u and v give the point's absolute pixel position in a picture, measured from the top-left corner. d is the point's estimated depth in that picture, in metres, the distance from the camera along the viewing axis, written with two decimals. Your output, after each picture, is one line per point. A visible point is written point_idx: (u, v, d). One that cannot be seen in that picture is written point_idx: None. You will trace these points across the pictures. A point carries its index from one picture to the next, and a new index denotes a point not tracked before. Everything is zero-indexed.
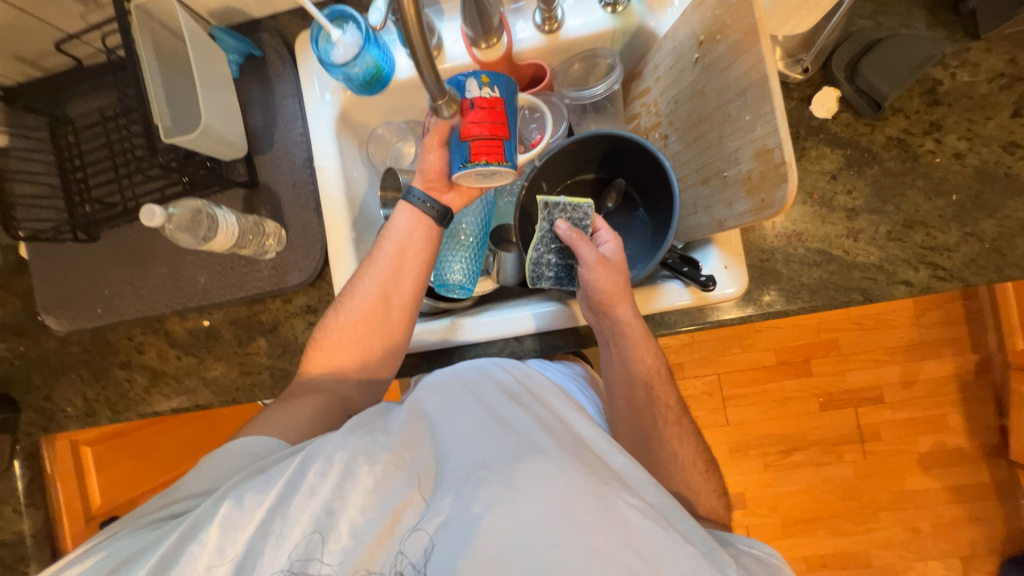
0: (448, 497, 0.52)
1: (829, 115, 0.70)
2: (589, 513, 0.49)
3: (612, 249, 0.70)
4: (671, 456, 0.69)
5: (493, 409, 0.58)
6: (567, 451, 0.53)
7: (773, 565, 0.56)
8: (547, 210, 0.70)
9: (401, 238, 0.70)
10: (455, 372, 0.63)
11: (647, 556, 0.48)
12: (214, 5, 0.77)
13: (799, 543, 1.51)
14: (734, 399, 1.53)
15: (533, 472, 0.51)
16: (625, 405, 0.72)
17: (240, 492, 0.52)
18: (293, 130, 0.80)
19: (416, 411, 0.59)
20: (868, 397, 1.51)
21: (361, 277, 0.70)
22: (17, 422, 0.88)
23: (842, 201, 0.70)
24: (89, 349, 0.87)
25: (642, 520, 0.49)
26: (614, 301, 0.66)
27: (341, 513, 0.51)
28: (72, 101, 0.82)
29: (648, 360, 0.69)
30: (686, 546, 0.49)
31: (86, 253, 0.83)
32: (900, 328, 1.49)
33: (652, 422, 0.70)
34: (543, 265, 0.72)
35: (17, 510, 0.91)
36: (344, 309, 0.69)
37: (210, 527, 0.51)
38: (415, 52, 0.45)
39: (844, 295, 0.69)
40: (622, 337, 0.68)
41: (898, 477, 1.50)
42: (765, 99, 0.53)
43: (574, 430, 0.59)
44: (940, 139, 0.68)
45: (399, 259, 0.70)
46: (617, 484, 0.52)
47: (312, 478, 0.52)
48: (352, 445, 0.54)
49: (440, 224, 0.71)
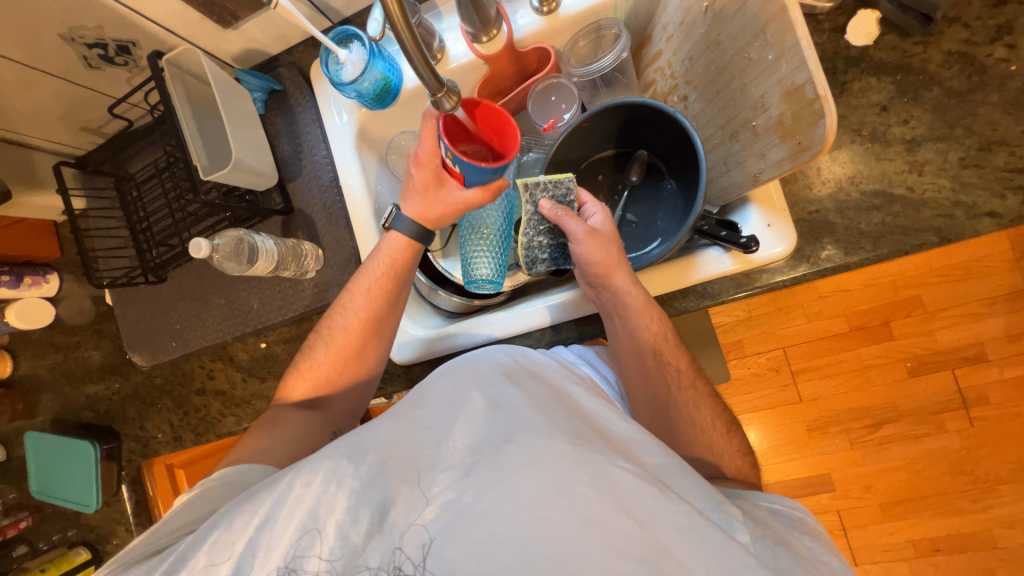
0: (440, 483, 0.50)
1: (870, 40, 0.63)
2: (581, 483, 0.47)
3: (600, 220, 0.68)
4: (687, 421, 0.67)
5: (483, 392, 0.56)
6: (555, 426, 0.51)
7: (795, 516, 0.57)
8: (529, 192, 0.68)
9: (390, 272, 0.71)
10: (452, 362, 0.61)
11: (642, 517, 0.46)
12: (236, 49, 0.83)
13: (903, 526, 1.35)
14: (804, 372, 1.40)
15: (520, 449, 0.49)
16: (637, 375, 0.69)
17: (228, 517, 0.54)
18: (318, 153, 0.84)
19: (406, 405, 0.58)
20: (967, 356, 1.33)
21: (346, 306, 0.71)
22: (120, 449, 1.00)
23: (898, 132, 0.62)
24: (170, 380, 0.96)
25: (635, 482, 0.48)
26: (610, 272, 0.65)
27: (325, 518, 0.51)
28: (133, 159, 0.92)
29: (652, 327, 0.66)
30: (682, 503, 0.48)
31: (158, 293, 0.92)
32: (997, 274, 1.30)
33: (666, 389, 0.68)
34: (535, 247, 0.71)
35: (129, 529, 1.03)
36: (331, 341, 0.71)
37: (197, 554, 0.52)
38: (398, 33, 0.46)
39: (915, 238, 0.61)
40: (625, 307, 0.66)
41: (1016, 444, 1.31)
42: (786, 32, 0.49)
43: (566, 400, 0.57)
44: (1013, 44, 0.59)
45: (388, 292, 0.71)
46: (609, 451, 0.50)
47: (297, 488, 0.52)
48: (338, 452, 0.55)
49: (423, 243, 0.72)
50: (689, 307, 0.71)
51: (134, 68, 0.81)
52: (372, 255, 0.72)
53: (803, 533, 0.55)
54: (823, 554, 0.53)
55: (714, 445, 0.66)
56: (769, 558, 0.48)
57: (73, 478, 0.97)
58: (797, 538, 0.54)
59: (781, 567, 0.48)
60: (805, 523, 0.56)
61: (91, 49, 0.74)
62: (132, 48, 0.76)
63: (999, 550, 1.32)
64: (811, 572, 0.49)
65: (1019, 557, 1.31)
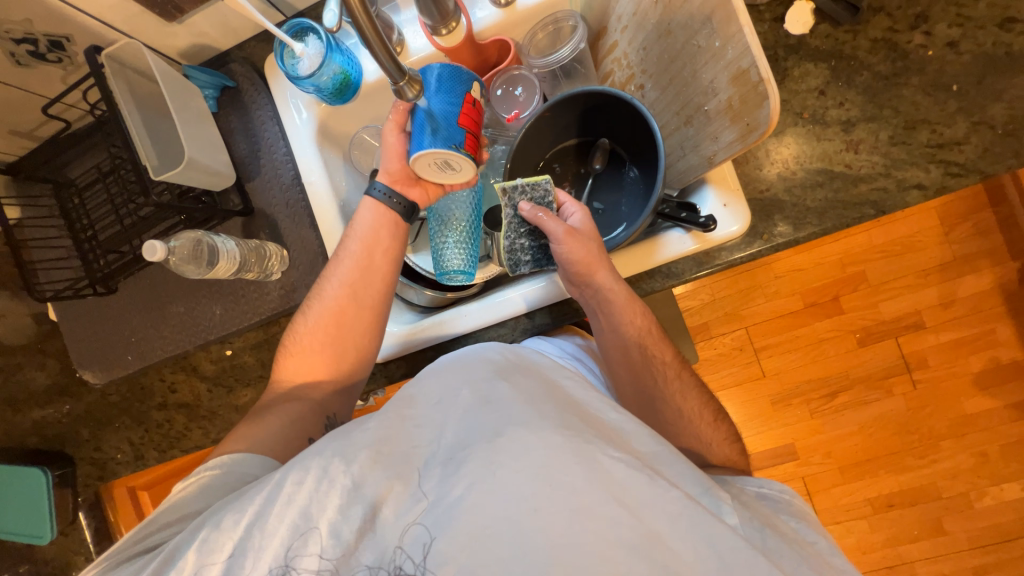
0: (432, 480, 0.51)
1: (806, 29, 0.68)
2: (572, 473, 0.49)
3: (580, 219, 0.71)
4: (675, 413, 0.71)
5: (474, 387, 0.56)
6: (545, 418, 0.52)
7: (783, 500, 0.61)
8: (507, 196, 0.70)
9: (367, 238, 0.72)
10: (450, 355, 0.62)
11: (632, 504, 0.48)
12: (182, 44, 0.79)
13: (860, 485, 1.46)
14: (767, 349, 1.48)
15: (511, 443, 0.50)
16: (624, 368, 0.73)
17: (218, 516, 0.52)
18: (278, 151, 0.82)
19: (396, 403, 0.58)
20: (907, 324, 1.44)
21: (326, 279, 0.73)
22: (75, 474, 0.93)
23: (835, 114, 0.67)
24: (127, 396, 0.91)
25: (626, 470, 0.50)
26: (592, 269, 0.67)
27: (319, 516, 0.50)
28: (72, 163, 0.86)
29: (636, 321, 0.70)
30: (672, 490, 0.50)
31: (110, 305, 0.87)
32: (929, 248, 1.42)
33: (652, 381, 0.72)
34: (518, 249, 0.72)
35: (90, 558, 0.97)
36: (316, 312, 0.72)
37: (187, 554, 0.50)
38: (361, 28, 0.47)
39: (855, 212, 0.66)
40: (608, 304, 0.68)
41: (953, 401, 1.43)
42: (730, 21, 0.52)
43: (556, 392, 0.58)
44: (929, 31, 0.65)
45: (365, 258, 0.72)
46: (600, 441, 0.52)
47: (288, 487, 0.51)
48: (329, 449, 0.53)
49: (407, 219, 0.75)
50: (655, 287, 0.74)
51: (69, 66, 0.76)
52: (351, 226, 0.74)
53: (789, 516, 0.59)
54: (808, 534, 0.57)
55: (687, 414, 0.71)
56: (757, 540, 0.50)
57: (24, 508, 0.90)
58: (783, 519, 0.58)
59: (769, 546, 0.50)
60: (791, 506, 0.61)
61: (19, 45, 0.69)
62: (66, 44, 0.72)
63: (944, 500, 1.43)
64: (797, 549, 0.52)
65: (962, 505, 1.43)
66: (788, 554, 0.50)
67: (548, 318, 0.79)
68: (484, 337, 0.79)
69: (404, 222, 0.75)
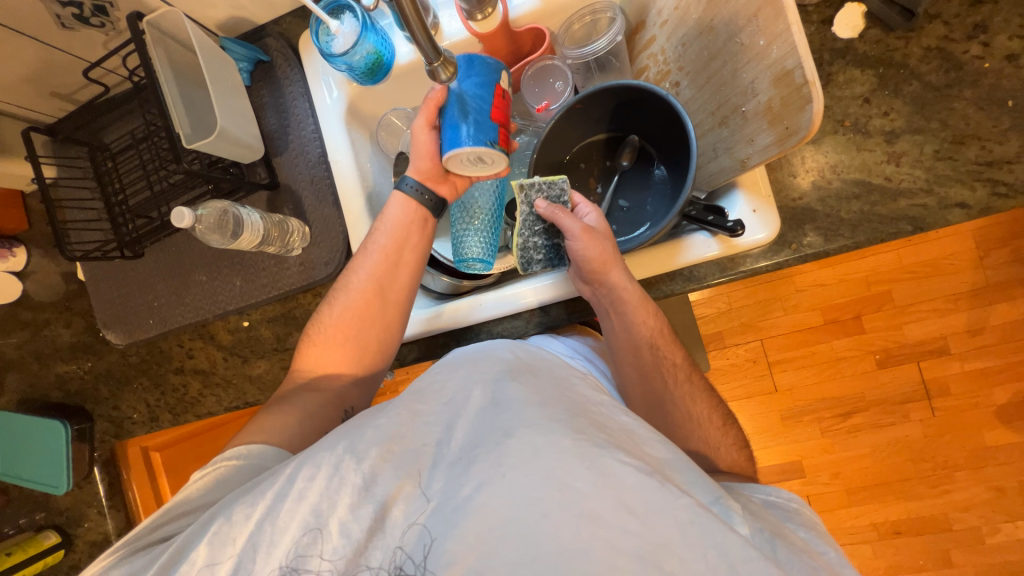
0: (440, 479, 0.51)
1: (855, 33, 0.65)
2: (581, 479, 0.48)
3: (595, 219, 0.69)
4: (683, 417, 0.70)
5: (485, 386, 0.57)
6: (555, 420, 0.52)
7: (792, 508, 0.60)
8: (524, 192, 0.68)
9: (397, 232, 0.73)
10: (461, 351, 0.63)
11: (642, 513, 0.47)
12: (221, 16, 0.80)
13: (868, 509, 1.42)
14: (782, 363, 1.45)
15: (520, 445, 0.50)
16: (633, 370, 0.71)
17: (229, 509, 0.52)
18: (306, 128, 0.82)
19: (406, 398, 0.58)
20: (932, 349, 1.40)
21: (354, 270, 0.73)
22: (93, 430, 0.96)
23: (878, 124, 0.65)
24: (146, 358, 0.93)
25: (636, 476, 0.48)
26: (606, 268, 0.66)
27: (329, 515, 0.50)
28: (108, 128, 0.88)
29: (648, 322, 0.69)
30: (683, 497, 0.48)
31: (135, 268, 0.89)
32: (962, 271, 1.36)
33: (663, 384, 0.70)
34: (531, 248, 0.71)
35: (102, 512, 1.01)
36: (343, 303, 0.72)
37: (198, 549, 0.50)
38: (404, 11, 0.48)
39: (890, 227, 0.64)
40: (621, 304, 0.67)
41: (974, 432, 1.39)
42: (778, 18, 0.50)
43: (568, 394, 0.58)
44: (988, 42, 0.62)
45: (393, 252, 0.72)
46: (609, 445, 0.51)
47: (299, 483, 0.51)
48: (340, 446, 0.54)
49: (434, 214, 0.75)
50: (675, 289, 0.72)
51: (110, 31, 0.78)
52: (381, 219, 0.74)
53: (797, 523, 0.58)
54: (818, 544, 0.56)
55: (699, 419, 0.70)
56: (768, 549, 0.49)
57: (41, 460, 0.93)
58: (793, 528, 0.57)
59: (780, 557, 0.49)
60: (800, 515, 0.59)
61: (64, 8, 0.71)
62: (109, 9, 0.74)
63: (954, 532, 1.39)
64: (807, 560, 0.51)
65: (972, 539, 1.39)
66: (799, 564, 0.49)
67: (563, 312, 0.78)
68: (498, 328, 0.78)
69: (434, 218, 0.75)
